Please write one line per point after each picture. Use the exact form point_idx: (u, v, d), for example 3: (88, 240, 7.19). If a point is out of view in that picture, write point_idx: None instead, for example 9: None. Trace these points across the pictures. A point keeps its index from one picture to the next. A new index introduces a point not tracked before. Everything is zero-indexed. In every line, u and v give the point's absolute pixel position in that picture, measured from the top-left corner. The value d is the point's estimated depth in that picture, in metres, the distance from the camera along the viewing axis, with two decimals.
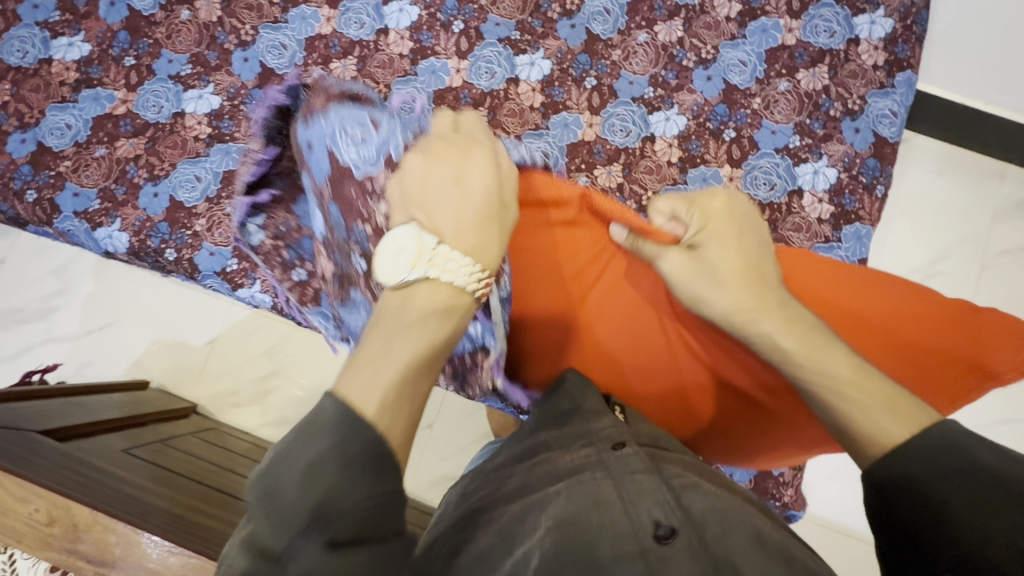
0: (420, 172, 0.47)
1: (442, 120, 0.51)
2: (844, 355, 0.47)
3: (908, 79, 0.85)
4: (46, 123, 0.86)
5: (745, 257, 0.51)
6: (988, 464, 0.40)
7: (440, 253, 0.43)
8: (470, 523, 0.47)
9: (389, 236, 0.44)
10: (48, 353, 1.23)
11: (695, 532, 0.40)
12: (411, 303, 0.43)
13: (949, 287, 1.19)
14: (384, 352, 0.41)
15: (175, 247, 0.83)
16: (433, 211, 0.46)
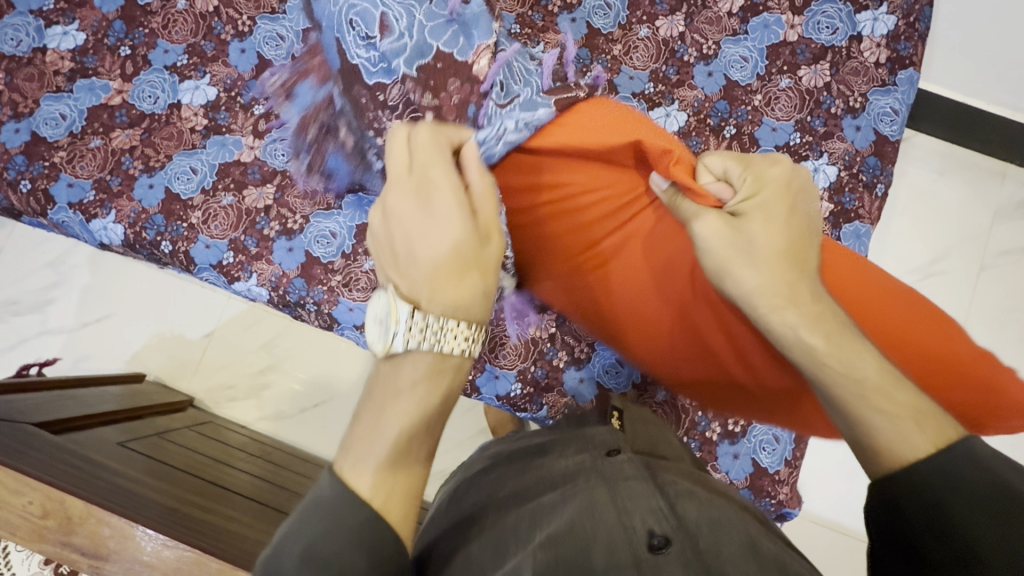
0: (391, 231, 0.48)
1: (396, 153, 0.49)
2: (870, 356, 0.45)
3: (910, 77, 0.85)
4: (40, 113, 0.85)
5: (791, 238, 0.49)
6: (1008, 480, 0.40)
7: (416, 321, 0.45)
8: (468, 530, 0.51)
9: (373, 309, 0.47)
10: (43, 345, 1.22)
11: (685, 541, 0.43)
12: (399, 372, 0.47)
13: (947, 287, 1.19)
14: (377, 425, 0.46)
15: (171, 240, 0.82)
16: (409, 273, 0.47)
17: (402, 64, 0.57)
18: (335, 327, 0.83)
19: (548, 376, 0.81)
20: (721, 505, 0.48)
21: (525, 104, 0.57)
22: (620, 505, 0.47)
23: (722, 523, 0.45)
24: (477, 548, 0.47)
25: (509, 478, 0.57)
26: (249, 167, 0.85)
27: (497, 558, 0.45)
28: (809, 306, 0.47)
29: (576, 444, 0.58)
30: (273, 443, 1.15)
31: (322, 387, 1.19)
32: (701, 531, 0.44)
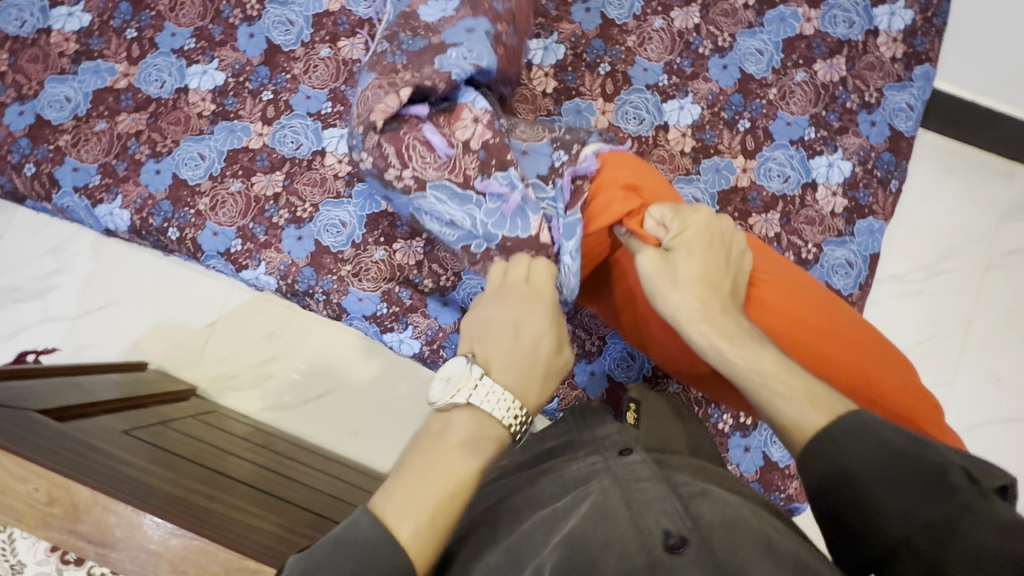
0: (485, 312, 0.55)
1: (519, 265, 0.58)
2: (770, 353, 0.51)
3: (926, 73, 0.84)
4: (44, 95, 0.84)
5: (711, 266, 0.55)
6: (894, 442, 0.44)
7: (483, 384, 0.50)
8: (483, 540, 0.50)
9: (447, 364, 0.52)
10: (45, 332, 1.21)
11: (702, 541, 0.43)
12: (451, 430, 0.49)
13: (954, 285, 1.19)
14: (425, 478, 0.46)
15: (178, 226, 0.81)
16: (487, 346, 0.53)
17: (483, 246, 0.64)
18: (344, 317, 0.83)
19: None
20: (739, 507, 0.48)
21: (564, 234, 0.62)
22: (633, 506, 0.47)
23: (738, 523, 0.45)
24: (489, 559, 0.46)
25: (521, 484, 0.56)
26: (258, 154, 0.84)
27: (514, 567, 0.44)
28: (733, 321, 0.53)
29: (586, 446, 0.58)
30: (277, 433, 1.14)
31: (326, 378, 1.18)
32: (717, 531, 0.44)
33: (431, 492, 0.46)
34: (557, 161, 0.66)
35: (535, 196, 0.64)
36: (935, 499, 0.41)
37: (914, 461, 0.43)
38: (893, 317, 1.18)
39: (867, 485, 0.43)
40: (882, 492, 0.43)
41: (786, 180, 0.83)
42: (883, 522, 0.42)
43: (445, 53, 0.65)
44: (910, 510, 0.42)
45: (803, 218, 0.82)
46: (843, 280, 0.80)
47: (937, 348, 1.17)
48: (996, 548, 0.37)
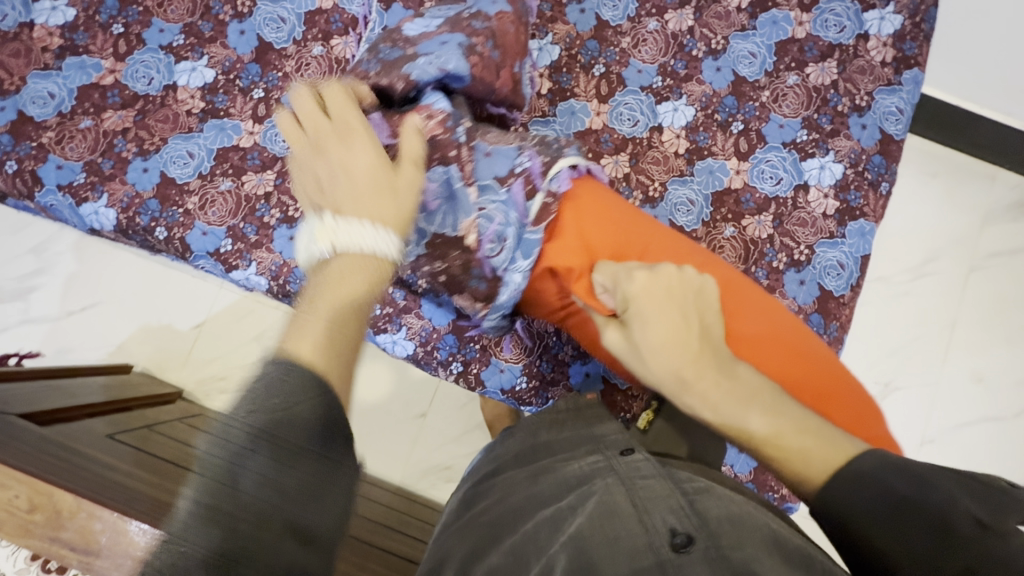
0: (314, 166, 0.54)
1: (307, 100, 0.57)
2: (760, 411, 0.49)
3: (915, 77, 0.85)
4: (27, 91, 0.82)
5: (669, 328, 0.53)
6: (902, 491, 0.44)
7: (336, 220, 0.50)
8: (484, 541, 0.49)
9: (301, 233, 0.52)
10: (25, 334, 1.18)
11: (709, 539, 0.43)
12: (327, 268, 0.49)
13: (940, 287, 1.21)
14: (311, 309, 0.45)
15: (166, 226, 0.80)
16: (327, 191, 0.53)
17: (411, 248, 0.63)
18: None
19: (553, 369, 0.80)
20: (744, 504, 0.48)
21: (516, 249, 0.60)
22: (638, 505, 0.46)
23: (743, 519, 0.45)
24: (492, 560, 0.46)
25: (519, 482, 0.56)
26: (249, 153, 0.82)
27: (519, 568, 0.44)
28: (710, 384, 0.51)
29: (586, 442, 0.58)
30: None
31: None
32: (723, 527, 0.44)
33: (317, 316, 0.45)
34: (518, 166, 0.61)
35: (478, 196, 0.61)
36: (944, 543, 0.41)
37: (916, 505, 0.43)
38: (881, 318, 1.20)
39: (871, 528, 0.43)
40: (891, 541, 0.43)
41: (778, 181, 0.83)
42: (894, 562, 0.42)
43: (416, 62, 0.64)
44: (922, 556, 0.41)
45: (795, 220, 0.82)
46: (835, 281, 0.81)
47: (924, 349, 1.19)
48: None
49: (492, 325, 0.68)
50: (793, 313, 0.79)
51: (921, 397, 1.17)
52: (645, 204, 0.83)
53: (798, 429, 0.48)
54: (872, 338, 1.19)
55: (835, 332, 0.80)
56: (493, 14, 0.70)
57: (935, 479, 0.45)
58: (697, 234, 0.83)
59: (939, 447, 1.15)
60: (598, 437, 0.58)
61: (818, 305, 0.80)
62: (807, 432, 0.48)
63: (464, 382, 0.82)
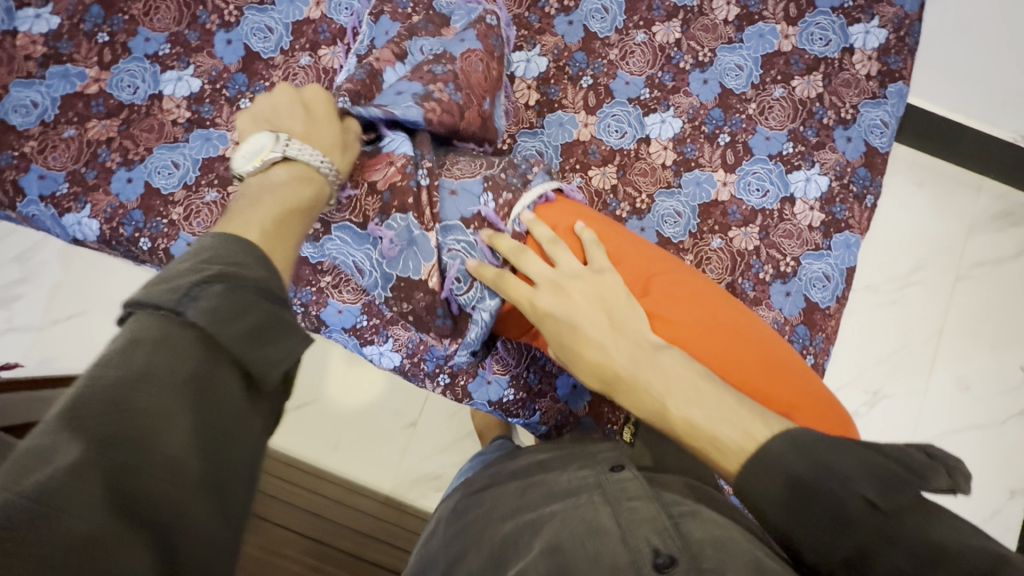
0: (269, 105, 0.62)
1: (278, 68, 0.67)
2: (680, 398, 0.49)
3: (899, 91, 0.86)
4: (9, 100, 0.81)
5: (585, 321, 0.54)
6: (798, 474, 0.43)
7: (292, 141, 0.58)
8: (469, 546, 0.51)
9: (248, 143, 0.58)
10: (8, 343, 1.17)
11: (691, 561, 0.41)
12: (273, 175, 0.56)
13: (926, 295, 1.22)
14: (257, 201, 0.53)
15: (150, 236, 0.80)
16: (282, 121, 0.60)
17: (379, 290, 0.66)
18: (323, 329, 0.82)
19: (541, 381, 0.80)
20: (733, 530, 0.46)
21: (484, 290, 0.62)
22: (623, 524, 0.46)
23: (730, 545, 0.43)
24: (474, 563, 0.48)
25: (509, 493, 0.57)
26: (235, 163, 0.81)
27: (496, 570, 0.46)
28: (627, 376, 0.51)
29: (580, 458, 0.58)
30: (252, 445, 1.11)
31: (304, 389, 1.16)
32: (706, 551, 0.42)
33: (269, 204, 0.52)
34: (483, 204, 0.63)
35: (441, 238, 0.62)
36: (842, 523, 0.41)
37: (815, 491, 0.42)
38: (868, 326, 1.21)
39: (779, 517, 0.43)
40: (797, 526, 0.42)
41: (765, 194, 0.84)
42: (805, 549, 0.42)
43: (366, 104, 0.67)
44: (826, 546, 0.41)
45: (781, 232, 0.83)
46: (821, 293, 0.81)
47: (910, 357, 1.20)
48: None
49: (465, 359, 0.70)
50: (779, 325, 0.80)
51: (909, 405, 1.18)
52: (633, 215, 0.83)
53: (714, 411, 0.47)
54: (860, 346, 1.20)
55: (821, 343, 0.81)
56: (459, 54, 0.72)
57: (837, 457, 0.43)
58: (684, 246, 0.83)
59: None
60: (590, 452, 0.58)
61: (803, 317, 0.81)
62: (725, 420, 0.47)
63: (452, 394, 0.83)
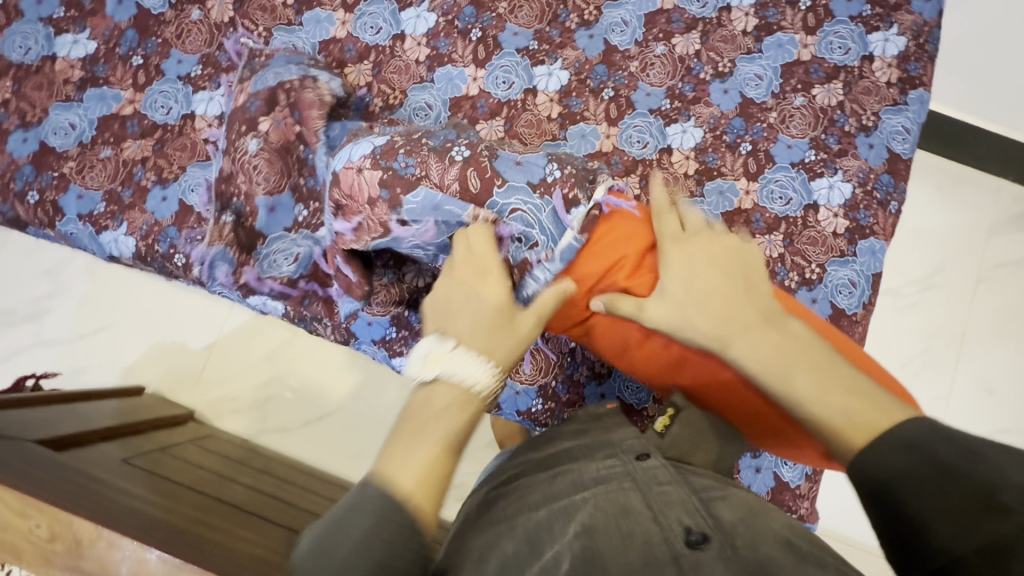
0: (445, 292, 0.60)
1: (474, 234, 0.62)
2: (809, 364, 0.50)
3: (920, 97, 0.87)
4: (49, 123, 0.84)
5: (715, 280, 0.56)
6: (948, 461, 0.42)
7: (455, 355, 0.54)
8: (496, 531, 0.49)
9: (419, 344, 0.56)
10: (39, 358, 1.19)
11: (724, 537, 0.42)
12: (432, 399, 0.53)
13: (948, 299, 1.21)
14: (412, 444, 0.50)
15: (185, 253, 0.82)
16: (452, 321, 0.58)
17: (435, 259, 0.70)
18: (352, 341, 0.84)
19: (568, 391, 0.80)
20: (759, 510, 0.47)
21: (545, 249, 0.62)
22: (654, 506, 0.46)
23: (758, 523, 0.44)
24: (507, 545, 0.46)
25: (534, 483, 0.55)
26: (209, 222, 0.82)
27: (531, 553, 0.44)
28: (757, 335, 0.53)
29: (603, 444, 0.57)
30: (274, 456, 1.13)
31: (326, 400, 1.17)
32: (737, 529, 0.43)
33: (422, 448, 0.50)
34: (550, 174, 0.63)
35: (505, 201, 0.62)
36: (989, 510, 0.40)
37: (964, 478, 0.41)
38: (890, 330, 1.20)
39: (911, 490, 0.42)
40: (932, 509, 0.42)
41: (788, 202, 0.84)
42: (933, 529, 0.41)
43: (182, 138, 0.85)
44: (956, 528, 0.40)
45: (805, 239, 0.83)
46: (847, 299, 0.81)
47: (933, 361, 1.19)
48: None
49: None
50: None
51: (934, 411, 1.16)
52: None
53: (846, 385, 0.48)
54: (883, 351, 1.19)
55: None
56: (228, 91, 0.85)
57: (982, 450, 0.42)
58: None
59: None
60: (611, 436, 0.58)
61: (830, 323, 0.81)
62: (851, 389, 0.48)
63: None
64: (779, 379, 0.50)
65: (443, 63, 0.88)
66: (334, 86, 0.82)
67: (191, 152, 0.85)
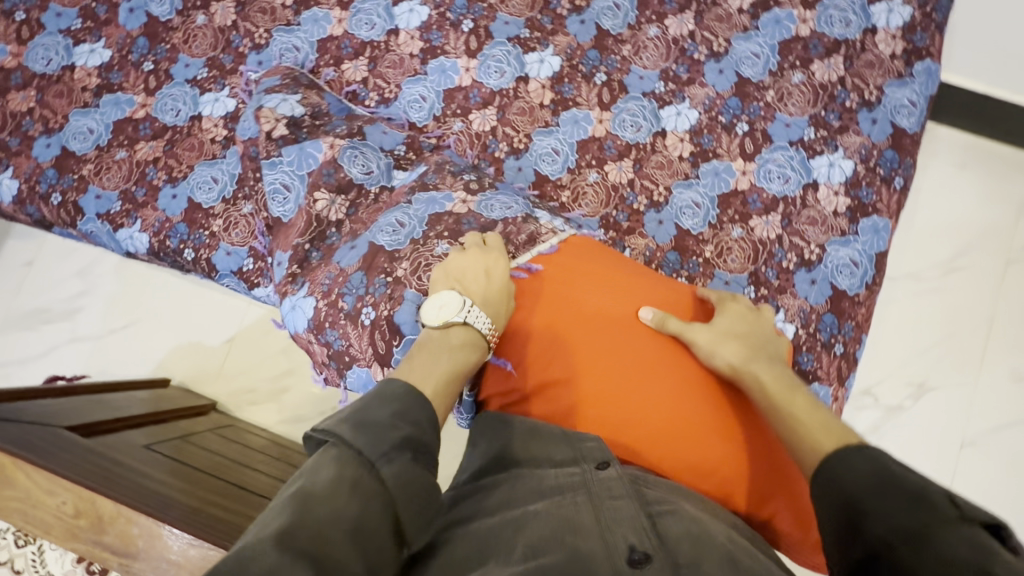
0: (461, 263, 0.63)
1: (474, 237, 0.68)
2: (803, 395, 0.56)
3: (926, 69, 0.84)
4: (69, 128, 0.89)
5: (734, 325, 0.63)
6: (893, 469, 0.46)
7: (472, 311, 0.59)
8: (447, 532, 0.48)
9: (437, 294, 0.60)
10: (74, 352, 1.27)
11: (666, 557, 0.42)
12: (450, 336, 0.58)
13: (972, 281, 1.16)
14: (433, 364, 0.55)
15: (193, 248, 0.85)
16: (466, 284, 0.62)
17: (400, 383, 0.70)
18: None
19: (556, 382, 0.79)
20: (705, 521, 0.47)
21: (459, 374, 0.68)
22: (602, 521, 0.45)
23: (703, 537, 0.44)
24: (457, 550, 0.45)
25: (494, 484, 0.53)
26: (217, 217, 0.86)
27: (479, 563, 0.43)
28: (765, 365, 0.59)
29: (561, 446, 0.54)
30: (293, 445, 1.18)
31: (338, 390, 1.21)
32: (680, 546, 0.44)
33: (441, 364, 0.56)
34: None
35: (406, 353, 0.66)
36: (919, 509, 0.43)
37: (904, 482, 0.45)
38: (910, 315, 1.16)
39: (855, 485, 0.46)
40: (868, 498, 0.45)
41: (786, 181, 0.82)
42: (871, 515, 0.44)
43: (191, 138, 0.89)
44: (888, 515, 0.44)
45: (805, 219, 0.81)
46: (849, 280, 0.79)
47: (957, 346, 1.14)
48: (963, 554, 0.39)
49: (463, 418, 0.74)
50: (805, 314, 0.78)
51: (958, 399, 1.11)
52: (651, 208, 0.84)
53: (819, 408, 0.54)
54: (901, 337, 1.15)
55: (851, 331, 0.78)
56: (232, 108, 0.89)
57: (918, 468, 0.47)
58: (704, 237, 0.82)
59: (980, 451, 1.09)
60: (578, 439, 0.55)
61: (831, 305, 0.79)
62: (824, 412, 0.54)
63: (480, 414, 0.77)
64: (792, 405, 0.55)
65: (437, 55, 0.90)
66: (286, 110, 0.81)
67: (199, 153, 0.89)
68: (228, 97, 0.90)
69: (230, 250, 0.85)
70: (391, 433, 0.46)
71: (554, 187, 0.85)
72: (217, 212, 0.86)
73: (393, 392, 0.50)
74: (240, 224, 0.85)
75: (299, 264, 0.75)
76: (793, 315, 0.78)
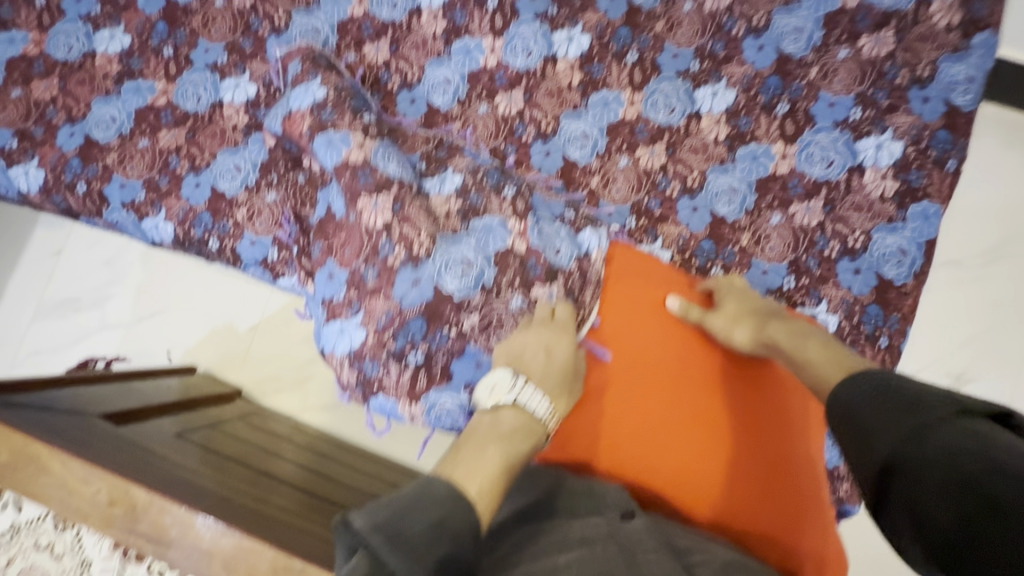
0: (520, 340, 0.66)
1: (544, 307, 0.69)
2: (817, 341, 0.59)
3: (987, 41, 0.77)
4: (92, 117, 0.89)
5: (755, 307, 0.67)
6: (888, 383, 0.47)
7: (524, 389, 0.59)
8: None
9: (491, 373, 0.62)
10: (104, 340, 1.29)
11: None
12: (500, 422, 0.57)
13: (1019, 269, 1.10)
14: (481, 454, 0.52)
15: (218, 237, 0.85)
16: (526, 362, 0.63)
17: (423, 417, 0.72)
18: None
19: None
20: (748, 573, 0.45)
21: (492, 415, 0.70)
22: (635, 564, 0.43)
23: None
24: None
25: (517, 536, 0.51)
26: (240, 206, 0.85)
27: None
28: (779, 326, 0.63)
29: (586, 501, 0.55)
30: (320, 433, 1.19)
31: None
32: None
33: (488, 463, 0.51)
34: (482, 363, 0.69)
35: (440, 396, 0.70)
36: (916, 414, 0.43)
37: (899, 394, 0.45)
38: (951, 304, 1.11)
39: (860, 412, 0.47)
40: (872, 420, 0.45)
41: (829, 165, 0.78)
42: (877, 435, 0.44)
43: (213, 126, 0.88)
44: (891, 427, 0.43)
45: (849, 205, 0.77)
46: (895, 269, 0.75)
47: (1002, 336, 1.08)
48: (964, 446, 0.39)
49: None
50: (847, 305, 0.75)
51: (1003, 391, 1.07)
52: (684, 194, 0.80)
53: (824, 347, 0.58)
54: (943, 326, 1.10)
55: (897, 324, 0.75)
56: (253, 95, 0.88)
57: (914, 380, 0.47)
58: (741, 224, 0.79)
59: None
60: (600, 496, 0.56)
61: (875, 295, 0.75)
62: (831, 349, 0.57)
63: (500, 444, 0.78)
64: (802, 348, 0.59)
65: (460, 35, 0.86)
66: (310, 100, 0.77)
67: (220, 140, 0.87)
68: (249, 84, 0.88)
69: (255, 240, 0.84)
70: (430, 553, 0.41)
71: (582, 173, 0.82)
72: (240, 201, 0.85)
73: (436, 495, 0.45)
74: (263, 214, 0.84)
75: (356, 288, 0.72)
76: (833, 308, 0.75)
